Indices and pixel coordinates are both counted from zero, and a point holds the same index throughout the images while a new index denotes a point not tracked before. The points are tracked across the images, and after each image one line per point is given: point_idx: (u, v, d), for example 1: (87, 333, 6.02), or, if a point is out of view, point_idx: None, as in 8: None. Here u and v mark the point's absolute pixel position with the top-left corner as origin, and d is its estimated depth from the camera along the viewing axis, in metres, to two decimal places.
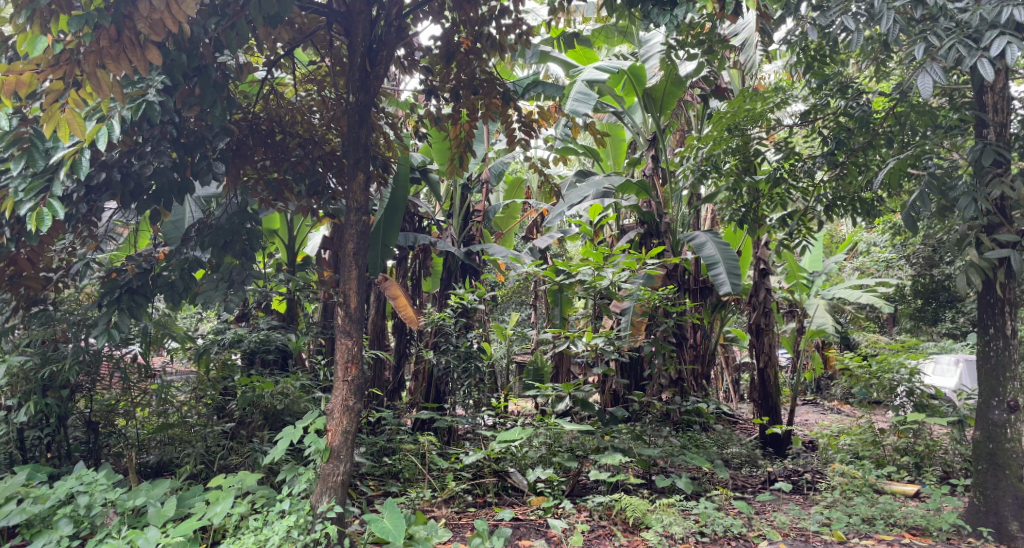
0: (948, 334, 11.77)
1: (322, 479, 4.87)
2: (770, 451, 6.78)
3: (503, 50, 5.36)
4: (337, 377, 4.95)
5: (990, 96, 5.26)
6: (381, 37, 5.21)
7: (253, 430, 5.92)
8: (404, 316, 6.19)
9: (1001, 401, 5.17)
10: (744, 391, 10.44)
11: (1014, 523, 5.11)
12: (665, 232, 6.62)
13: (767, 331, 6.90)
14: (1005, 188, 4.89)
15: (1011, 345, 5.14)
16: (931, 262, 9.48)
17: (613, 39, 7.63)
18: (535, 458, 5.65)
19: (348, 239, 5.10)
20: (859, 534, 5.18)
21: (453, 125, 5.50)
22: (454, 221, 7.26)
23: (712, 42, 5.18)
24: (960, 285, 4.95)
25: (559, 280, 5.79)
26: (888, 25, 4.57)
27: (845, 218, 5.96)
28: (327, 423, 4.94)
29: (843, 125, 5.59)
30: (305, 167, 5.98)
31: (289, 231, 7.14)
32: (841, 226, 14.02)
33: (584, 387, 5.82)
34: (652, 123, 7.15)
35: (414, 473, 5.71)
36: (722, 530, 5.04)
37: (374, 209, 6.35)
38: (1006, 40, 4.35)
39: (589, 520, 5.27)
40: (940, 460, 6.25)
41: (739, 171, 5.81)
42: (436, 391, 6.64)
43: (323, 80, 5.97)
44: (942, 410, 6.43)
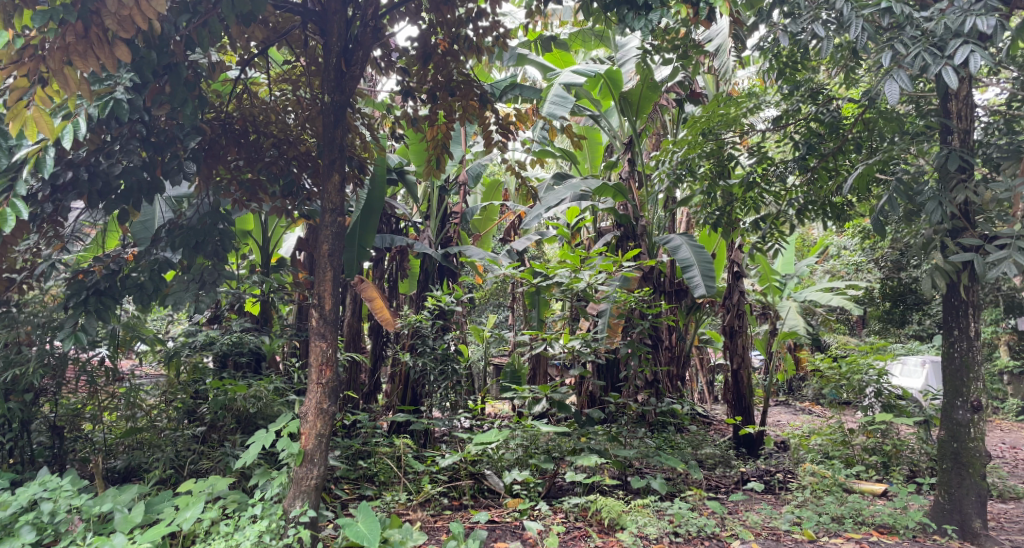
0: (916, 336, 12.02)
1: (295, 483, 4.86)
2: (743, 451, 6.88)
3: (481, 52, 5.37)
4: (311, 380, 4.92)
5: (955, 104, 5.43)
6: (357, 37, 5.18)
7: (225, 434, 5.82)
8: (381, 318, 6.06)
9: (965, 401, 5.29)
10: (718, 392, 10.56)
11: (977, 520, 5.25)
12: (640, 235, 6.69)
13: (740, 333, 7.00)
14: (969, 193, 5.02)
15: (975, 346, 5.28)
16: (899, 265, 9.77)
17: (590, 43, 7.68)
18: (512, 460, 5.68)
19: (322, 239, 5.06)
20: (829, 533, 5.27)
21: (429, 126, 5.49)
22: (431, 224, 7.26)
23: (687, 47, 5.26)
24: (926, 288, 5.08)
25: (536, 282, 5.82)
26: (856, 33, 4.69)
27: (816, 222, 6.08)
28: (301, 426, 4.91)
29: (814, 130, 5.71)
30: (280, 167, 5.90)
31: (263, 233, 7.05)
32: (814, 229, 14.23)
33: (561, 389, 5.82)
34: (629, 127, 7.19)
35: (389, 476, 5.70)
36: (696, 530, 5.10)
37: (350, 210, 6.31)
38: (969, 49, 4.47)
39: (565, 522, 5.30)
40: (906, 460, 6.40)
41: (713, 176, 5.88)
42: (413, 394, 6.58)
43: (298, 80, 5.89)
44: (909, 411, 6.60)
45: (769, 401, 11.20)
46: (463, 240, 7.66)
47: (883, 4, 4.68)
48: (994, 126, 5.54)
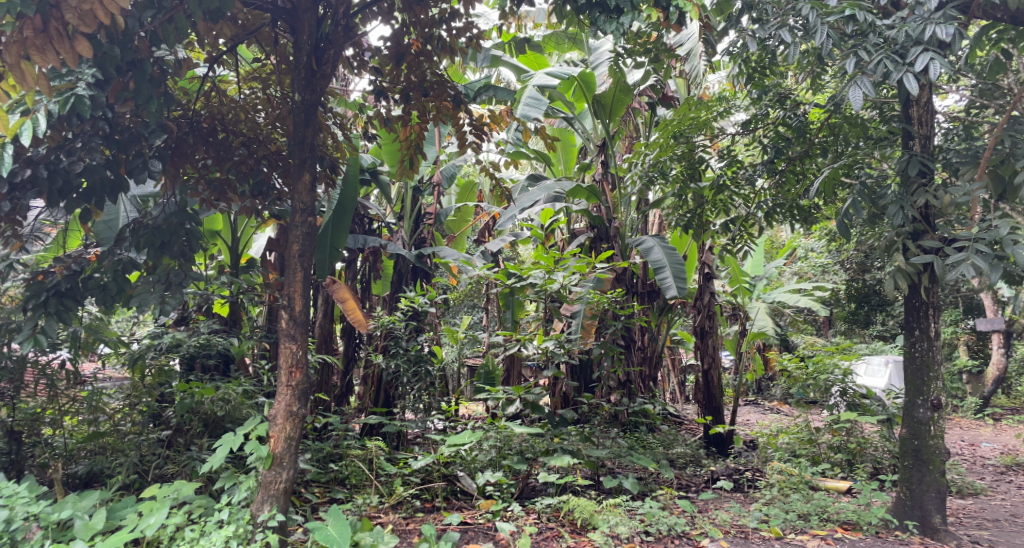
0: (880, 336, 12.30)
1: (264, 486, 4.80)
2: (713, 450, 6.95)
3: (454, 53, 5.35)
4: (281, 382, 4.86)
5: (916, 110, 5.53)
6: (328, 36, 5.14)
7: (191, 438, 5.72)
8: (353, 320, 6.25)
9: (925, 400, 5.44)
10: (689, 392, 10.69)
11: (937, 516, 5.38)
12: (613, 237, 6.74)
13: (711, 334, 7.10)
14: (929, 197, 5.17)
15: (935, 346, 5.43)
16: (862, 268, 10.48)
17: (564, 46, 7.71)
18: (485, 461, 5.70)
19: (293, 240, 5.00)
20: (796, 530, 5.37)
21: (402, 126, 5.48)
22: (405, 224, 7.21)
23: (658, 51, 5.34)
24: (888, 289, 5.22)
25: (511, 283, 5.84)
26: (821, 40, 4.79)
27: (784, 224, 6.20)
28: (270, 429, 4.86)
29: (782, 134, 5.82)
30: (249, 166, 5.81)
31: (232, 233, 6.94)
32: (782, 232, 14.44)
33: (535, 389, 5.83)
34: (602, 130, 7.24)
35: (360, 479, 5.65)
36: (666, 529, 5.17)
37: (321, 211, 6.24)
38: (929, 57, 4.59)
39: (538, 522, 5.31)
40: (870, 457, 6.57)
41: (684, 178, 5.98)
42: (386, 395, 6.50)
43: (268, 78, 5.81)
44: (872, 409, 6.77)
45: (739, 400, 11.36)
46: (437, 240, 7.63)
47: (847, 11, 4.79)
48: (954, 132, 5.86)
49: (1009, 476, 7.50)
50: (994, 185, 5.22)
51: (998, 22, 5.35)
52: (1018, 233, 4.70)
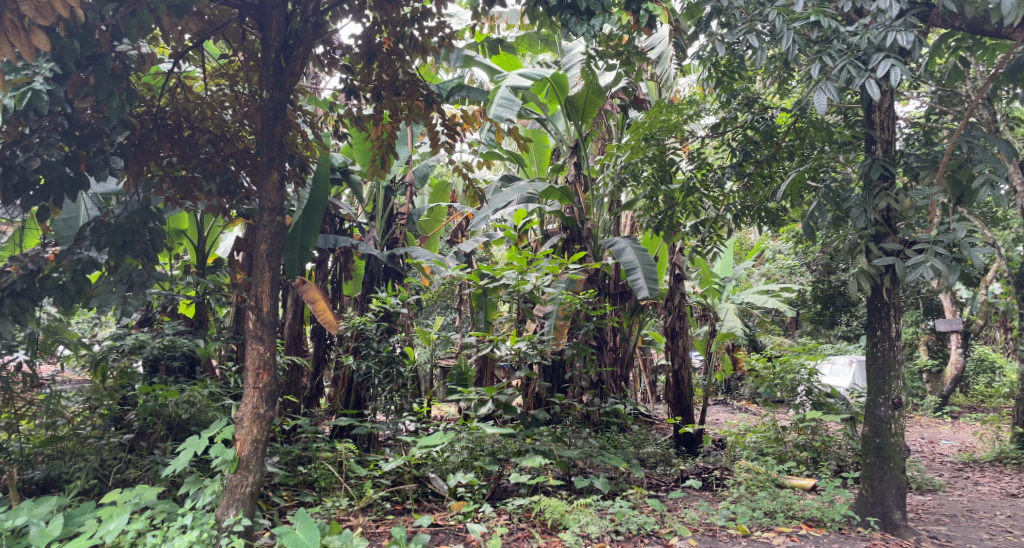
0: (844, 337, 12.56)
1: (229, 491, 4.71)
2: (683, 450, 7.03)
3: (426, 52, 5.31)
4: (248, 384, 4.79)
5: (878, 115, 5.61)
6: (297, 33, 5.08)
7: (155, 441, 5.55)
8: (323, 320, 6.18)
9: (886, 398, 5.57)
10: (661, 392, 10.79)
11: (897, 512, 5.51)
12: (586, 238, 6.77)
13: (681, 334, 7.19)
14: (891, 200, 5.28)
15: (896, 346, 5.57)
16: (827, 270, 11.30)
17: (537, 47, 7.72)
18: (456, 462, 5.71)
19: (260, 239, 4.92)
20: (762, 527, 5.47)
21: (374, 126, 5.42)
22: (377, 224, 7.15)
23: (630, 54, 5.39)
24: (851, 291, 5.33)
25: (484, 284, 5.85)
26: (787, 45, 4.88)
27: (752, 226, 6.31)
28: (236, 432, 4.77)
29: (750, 138, 5.91)
30: (216, 165, 5.68)
31: (199, 232, 6.81)
32: (751, 234, 14.69)
33: (507, 390, 5.83)
34: (575, 131, 7.27)
35: (330, 482, 5.59)
36: (636, 528, 5.22)
37: (291, 210, 6.15)
38: (890, 64, 4.70)
39: (509, 523, 5.29)
40: (834, 455, 6.72)
41: (655, 180, 6.03)
42: (357, 397, 6.44)
43: (235, 75, 5.69)
44: (836, 408, 6.92)
45: (709, 400, 11.49)
46: (409, 240, 7.58)
47: (813, 17, 4.89)
48: (914, 138, 6.00)
49: (967, 472, 7.73)
50: (952, 189, 5.40)
51: (955, 31, 5.47)
52: (974, 236, 4.85)
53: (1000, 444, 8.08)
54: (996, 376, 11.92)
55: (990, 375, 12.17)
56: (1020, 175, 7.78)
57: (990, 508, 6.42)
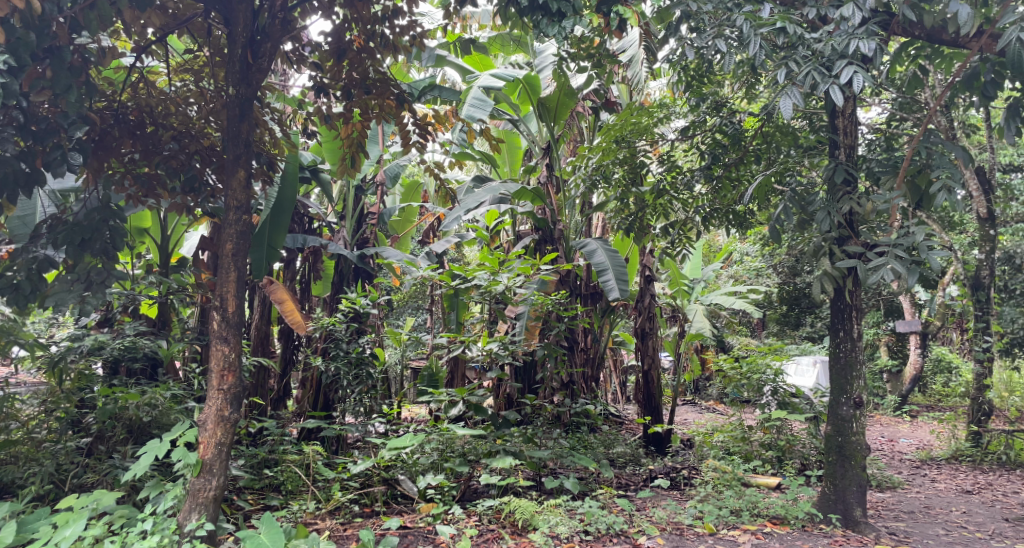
0: (809, 337, 12.90)
1: (191, 495, 4.61)
2: (652, 450, 7.09)
3: (397, 51, 5.25)
4: (212, 386, 4.69)
5: (841, 120, 5.69)
6: (264, 29, 5.00)
7: (114, 445, 5.39)
8: (291, 321, 6.09)
9: (848, 398, 5.69)
10: (630, 392, 10.89)
11: (858, 509, 5.63)
12: (558, 239, 6.78)
13: (651, 335, 7.25)
14: (853, 203, 5.39)
15: (858, 346, 5.69)
16: (794, 271, 11.70)
17: (509, 47, 7.70)
18: (427, 464, 5.64)
19: (226, 238, 4.83)
20: (728, 525, 5.54)
21: (343, 124, 5.35)
22: (346, 224, 7.05)
23: (601, 57, 5.44)
24: (816, 293, 5.42)
25: (455, 285, 5.82)
26: (755, 50, 4.97)
27: (721, 228, 6.40)
28: (199, 435, 4.67)
29: (718, 141, 6.01)
30: (180, 162, 5.54)
31: (162, 231, 6.66)
32: (719, 237, 14.93)
33: (479, 391, 5.82)
34: (547, 132, 7.29)
35: (296, 485, 5.52)
36: (605, 528, 5.24)
37: (258, 208, 6.04)
38: (853, 70, 4.81)
39: (478, 524, 5.27)
40: (798, 454, 6.85)
41: (626, 182, 6.13)
42: (325, 399, 6.35)
43: (200, 70, 5.56)
44: (801, 407, 7.08)
45: (677, 400, 11.63)
46: (380, 240, 7.52)
47: (779, 23, 4.98)
48: (876, 143, 6.16)
49: (924, 470, 7.94)
50: (912, 193, 5.62)
51: (915, 39, 5.66)
52: (932, 239, 4.98)
53: (956, 442, 8.32)
54: (952, 376, 12.27)
55: (947, 375, 12.53)
56: (975, 181, 8.04)
57: (946, 504, 6.62)
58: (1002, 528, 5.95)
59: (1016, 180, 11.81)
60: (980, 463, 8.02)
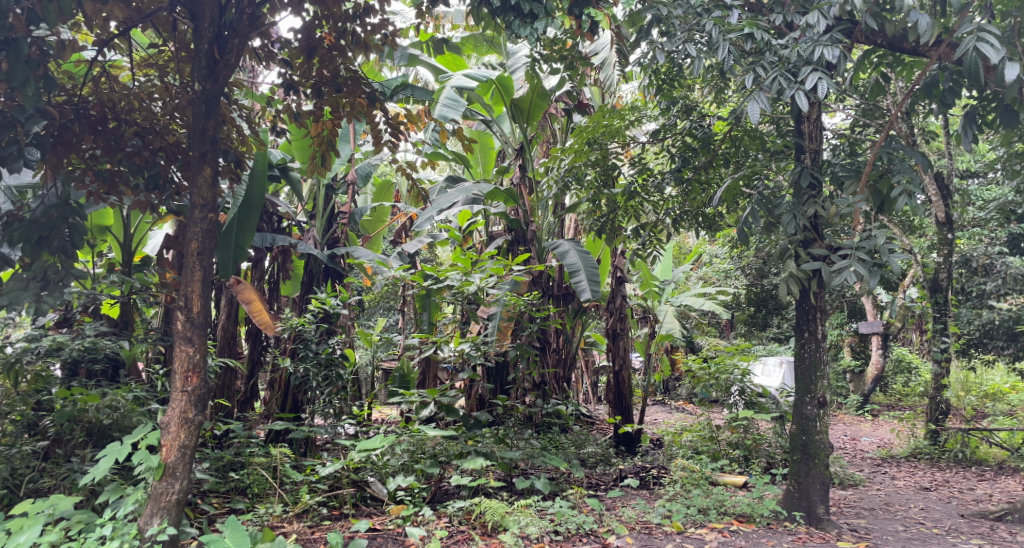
0: (775, 338, 13.18)
1: (153, 499, 4.51)
2: (622, 450, 7.15)
3: (369, 49, 5.18)
4: (176, 387, 4.59)
5: (807, 125, 5.79)
6: (232, 24, 4.91)
7: (72, 448, 5.22)
8: (258, 321, 6.07)
9: (813, 397, 5.79)
10: (602, 392, 10.98)
11: (821, 506, 5.74)
12: (530, 240, 6.80)
13: (622, 335, 7.30)
14: (818, 207, 5.49)
15: (822, 347, 5.80)
16: (761, 274, 11.89)
17: (482, 48, 7.70)
18: (397, 466, 5.62)
19: (191, 237, 4.73)
20: (695, 524, 5.60)
21: (313, 122, 5.28)
22: (317, 223, 6.95)
23: (574, 59, 5.52)
24: (781, 294, 5.51)
25: (427, 285, 5.80)
26: (723, 55, 5.06)
27: (689, 231, 6.55)
28: (162, 437, 4.57)
29: (688, 144, 6.15)
30: (144, 158, 5.37)
31: (125, 229, 6.48)
32: (690, 239, 15.14)
33: (450, 392, 5.80)
34: (519, 133, 7.29)
35: (263, 488, 5.44)
36: (575, 528, 5.26)
37: (225, 207, 5.94)
38: (817, 77, 4.90)
39: (449, 526, 5.24)
40: (764, 453, 6.97)
41: (598, 184, 6.18)
42: (293, 400, 6.26)
43: (165, 65, 5.40)
44: (767, 407, 7.20)
45: (648, 400, 11.75)
46: (351, 240, 7.44)
47: (746, 29, 5.08)
48: (841, 148, 6.31)
49: (885, 468, 8.14)
50: (873, 198, 5.72)
51: (877, 47, 5.82)
52: (893, 242, 5.10)
53: (915, 440, 8.54)
54: (912, 376, 12.59)
55: (907, 375, 12.86)
56: (934, 187, 8.27)
57: (905, 501, 6.79)
58: (958, 524, 6.12)
59: (972, 186, 12.15)
60: (937, 461, 8.24)
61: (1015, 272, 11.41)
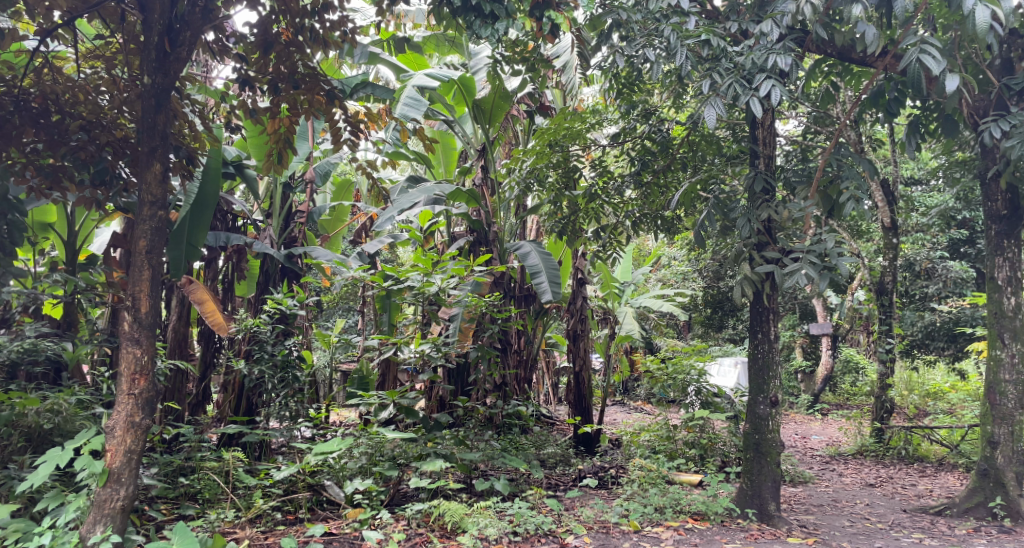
0: (730, 339, 13.50)
1: (97, 506, 4.34)
2: (581, 450, 7.20)
3: (328, 46, 5.06)
4: (122, 390, 4.43)
5: (761, 131, 5.90)
6: (184, 17, 4.76)
7: (10, 454, 4.98)
8: (211, 323, 5.91)
9: (765, 397, 5.90)
10: (562, 393, 11.06)
11: (772, 504, 5.84)
12: (492, 241, 6.79)
13: (583, 337, 7.35)
14: (771, 211, 5.56)
15: (775, 348, 5.93)
16: (717, 276, 12.14)
17: (444, 48, 7.76)
18: (354, 469, 5.50)
19: (140, 235, 4.58)
20: (652, 522, 5.67)
21: (270, 119, 5.16)
22: (273, 222, 6.79)
23: (534, 61, 5.58)
24: (736, 296, 5.63)
25: (387, 285, 5.73)
26: (680, 61, 5.13)
27: (649, 233, 6.64)
28: (106, 442, 4.41)
29: (647, 148, 6.25)
30: (90, 153, 5.12)
31: (69, 226, 6.23)
32: (649, 241, 15.38)
33: (410, 394, 5.74)
34: (481, 134, 7.28)
35: (214, 493, 5.30)
36: (534, 529, 5.27)
37: (177, 205, 5.72)
38: (771, 84, 4.99)
39: (407, 529, 5.16)
40: (719, 452, 7.10)
41: (559, 186, 6.25)
42: (248, 403, 6.13)
43: (112, 57, 5.17)
44: (722, 407, 7.34)
45: (607, 400, 11.87)
46: (308, 240, 7.31)
47: (703, 36, 5.17)
48: (792, 155, 6.48)
49: (833, 465, 8.39)
50: (823, 203, 5.86)
51: (827, 56, 6.02)
52: (841, 247, 5.25)
53: (862, 438, 8.82)
54: (859, 376, 13.03)
55: (854, 374, 13.29)
56: (880, 193, 8.57)
57: (851, 497, 7.01)
58: (900, 519, 6.34)
59: (916, 193, 12.62)
60: (882, 457, 8.53)
61: (955, 276, 11.89)
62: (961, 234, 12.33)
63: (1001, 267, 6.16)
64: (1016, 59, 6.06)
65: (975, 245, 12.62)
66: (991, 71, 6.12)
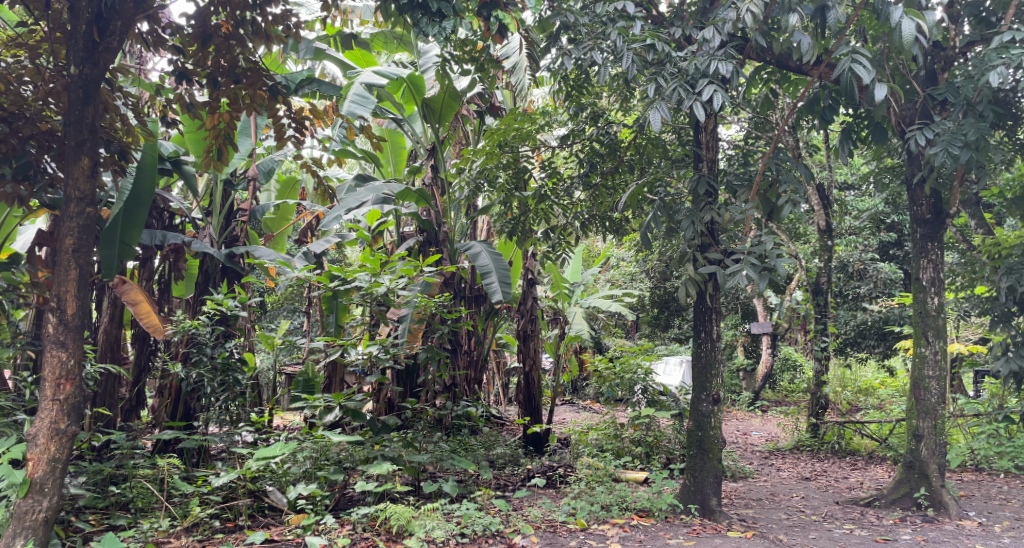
0: (675, 338, 13.78)
1: (17, 518, 4.09)
2: (530, 450, 7.22)
3: (270, 40, 4.86)
4: (45, 396, 4.19)
5: (704, 136, 5.99)
6: (115, 6, 4.52)
7: None
8: (149, 324, 5.63)
9: (708, 394, 5.98)
10: (512, 393, 11.09)
11: (714, 499, 5.92)
12: (442, 241, 6.72)
13: (533, 337, 7.36)
14: (713, 213, 5.65)
15: (717, 346, 6.03)
16: (663, 277, 12.42)
17: (392, 46, 7.70)
18: (298, 473, 5.37)
19: (66, 233, 4.35)
20: (598, 520, 5.71)
21: (209, 114, 4.96)
22: (213, 221, 6.54)
23: (483, 61, 5.53)
24: (681, 296, 5.71)
25: (334, 285, 5.63)
26: (626, 64, 5.19)
27: (598, 234, 6.71)
28: (28, 451, 4.17)
29: (596, 150, 6.31)
30: (11, 147, 4.79)
31: None
32: (597, 242, 15.56)
33: (357, 397, 5.64)
34: (431, 133, 7.20)
35: (148, 502, 5.11)
36: (481, 530, 5.21)
37: (109, 200, 5.44)
38: (714, 89, 5.06)
39: (352, 533, 5.04)
40: (664, 449, 7.22)
41: (509, 187, 6.24)
42: (185, 407, 5.89)
43: (36, 46, 4.87)
44: (667, 405, 7.43)
45: (556, 400, 11.95)
46: (251, 239, 7.09)
47: (648, 40, 5.23)
48: (735, 159, 6.67)
49: (772, 460, 8.64)
50: (763, 205, 5.96)
51: (766, 64, 6.18)
52: (779, 248, 5.38)
53: (799, 433, 9.13)
54: (797, 373, 13.67)
55: (793, 372, 13.84)
56: (817, 197, 8.90)
57: (788, 491, 7.22)
58: (834, 510, 6.56)
59: (848, 198, 13.14)
60: (817, 451, 8.83)
61: (884, 276, 12.58)
62: (890, 236, 12.87)
63: (925, 268, 6.46)
64: (939, 71, 6.34)
65: (902, 247, 13.20)
66: (917, 81, 6.42)
